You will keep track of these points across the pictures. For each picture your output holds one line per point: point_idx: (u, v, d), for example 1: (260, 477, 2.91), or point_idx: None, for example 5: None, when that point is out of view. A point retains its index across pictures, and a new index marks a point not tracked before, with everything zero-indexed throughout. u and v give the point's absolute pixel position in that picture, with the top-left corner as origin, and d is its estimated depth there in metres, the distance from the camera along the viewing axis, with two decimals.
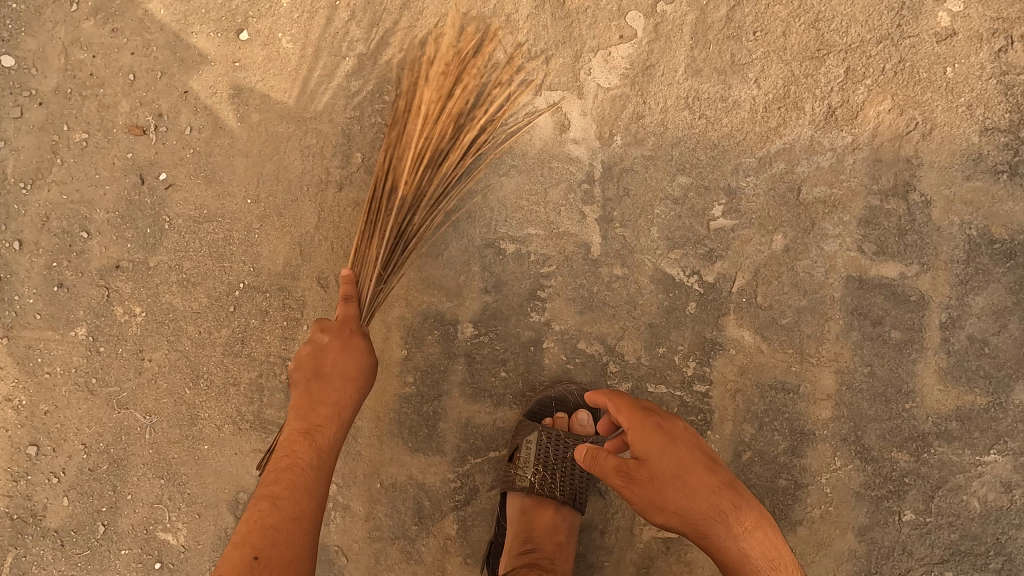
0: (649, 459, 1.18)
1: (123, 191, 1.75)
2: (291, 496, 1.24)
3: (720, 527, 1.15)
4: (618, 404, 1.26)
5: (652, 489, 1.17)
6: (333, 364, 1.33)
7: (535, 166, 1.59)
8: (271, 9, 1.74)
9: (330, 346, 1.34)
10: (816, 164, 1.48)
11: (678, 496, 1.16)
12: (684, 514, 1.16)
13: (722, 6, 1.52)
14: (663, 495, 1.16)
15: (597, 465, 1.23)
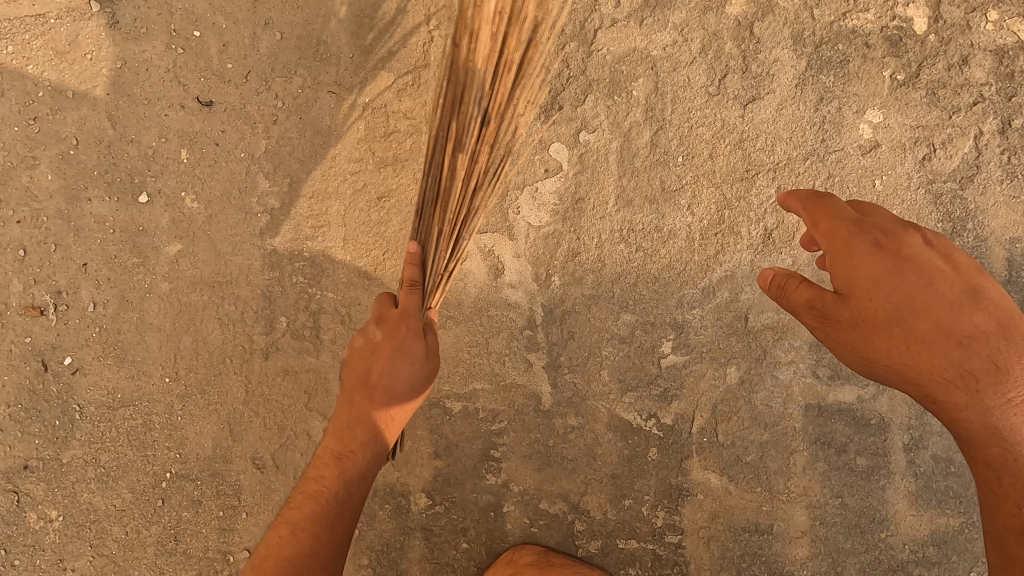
0: (859, 302, 1.06)
1: (22, 383, 1.60)
2: (312, 524, 1.26)
3: (935, 295, 1.05)
4: (814, 216, 1.13)
5: (864, 320, 1.07)
6: (380, 373, 1.30)
7: (473, 315, 1.50)
8: (169, 167, 1.60)
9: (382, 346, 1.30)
10: (760, 290, 1.43)
11: (912, 315, 1.05)
12: (909, 292, 1.05)
13: (645, 131, 1.48)
14: (882, 331, 1.06)
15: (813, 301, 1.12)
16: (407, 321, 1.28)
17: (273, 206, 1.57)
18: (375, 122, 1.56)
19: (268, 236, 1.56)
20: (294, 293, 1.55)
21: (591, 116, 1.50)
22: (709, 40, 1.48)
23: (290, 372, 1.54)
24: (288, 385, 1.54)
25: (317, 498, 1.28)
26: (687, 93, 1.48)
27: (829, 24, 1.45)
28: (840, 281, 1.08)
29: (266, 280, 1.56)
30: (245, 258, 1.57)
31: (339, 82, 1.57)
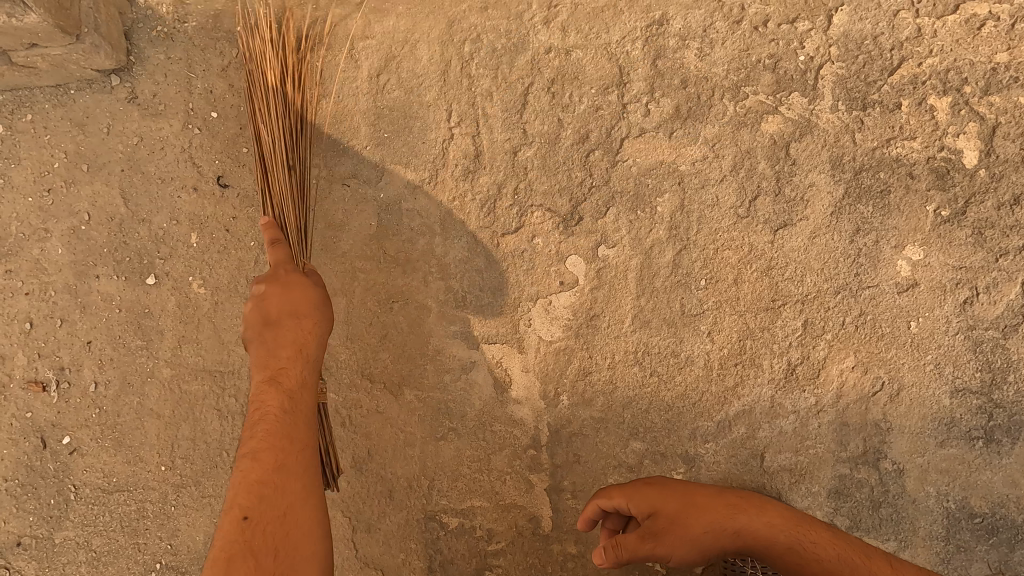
0: (660, 506, 1.19)
1: (20, 457, 1.59)
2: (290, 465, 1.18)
3: (761, 527, 1.15)
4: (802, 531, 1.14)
5: (676, 533, 1.16)
6: (279, 308, 1.30)
7: (476, 428, 1.45)
8: (180, 249, 1.59)
9: (291, 284, 1.32)
10: (779, 428, 1.36)
11: (699, 520, 1.17)
12: (705, 506, 1.18)
13: (668, 250, 1.42)
14: (687, 529, 1.16)
15: (619, 551, 1.15)
16: (288, 266, 1.35)
17: None
18: (388, 218, 1.52)
19: None
20: None
21: (612, 229, 1.44)
22: (740, 157, 1.42)
23: None
24: None
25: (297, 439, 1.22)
26: (714, 213, 1.42)
27: (870, 150, 1.37)
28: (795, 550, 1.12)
29: None
30: None
31: (355, 175, 1.54)
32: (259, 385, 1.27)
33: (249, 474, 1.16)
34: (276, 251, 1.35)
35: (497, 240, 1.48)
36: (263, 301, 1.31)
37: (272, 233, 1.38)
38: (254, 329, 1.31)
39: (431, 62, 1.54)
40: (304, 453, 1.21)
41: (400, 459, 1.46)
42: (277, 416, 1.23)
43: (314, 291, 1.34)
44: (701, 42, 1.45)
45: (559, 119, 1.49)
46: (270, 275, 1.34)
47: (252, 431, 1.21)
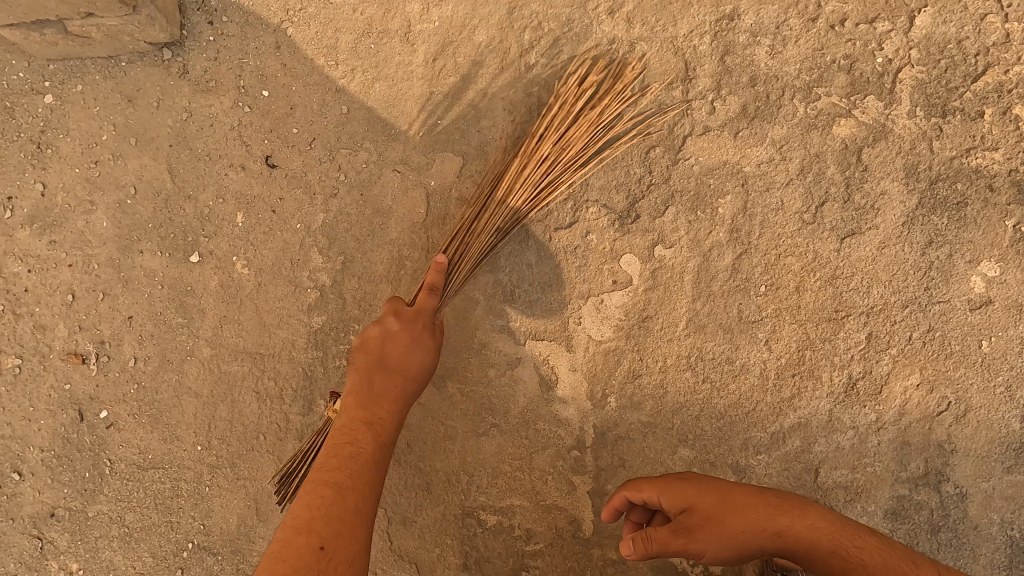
0: (695, 501, 1.08)
1: (58, 429, 1.59)
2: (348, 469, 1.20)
3: (804, 531, 1.03)
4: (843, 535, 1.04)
5: (714, 530, 1.04)
6: (396, 356, 1.31)
7: (519, 426, 1.41)
8: (225, 228, 1.56)
9: (399, 333, 1.31)
10: (835, 443, 1.31)
11: (739, 518, 1.05)
12: (745, 505, 1.06)
13: (727, 254, 1.37)
14: (726, 527, 1.04)
15: (651, 546, 1.04)
16: (427, 313, 1.33)
17: (325, 282, 1.51)
18: (439, 206, 1.49)
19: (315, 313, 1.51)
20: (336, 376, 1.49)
21: (670, 229, 1.40)
22: (809, 160, 1.36)
23: None
24: None
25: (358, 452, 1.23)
26: (778, 217, 1.36)
27: (947, 159, 1.32)
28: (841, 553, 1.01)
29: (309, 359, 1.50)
30: (290, 332, 1.51)
31: (407, 162, 1.51)
32: (353, 417, 1.27)
33: (321, 505, 1.15)
34: (435, 275, 1.33)
35: (550, 234, 1.44)
36: (392, 340, 1.31)
37: (434, 277, 1.33)
38: (364, 366, 1.32)
39: (490, 48, 1.50)
40: (364, 511, 1.17)
41: (440, 452, 1.44)
42: (363, 457, 1.23)
43: (433, 341, 1.33)
44: (773, 40, 1.40)
45: (619, 112, 1.44)
46: (395, 309, 1.35)
47: (337, 463, 1.21)
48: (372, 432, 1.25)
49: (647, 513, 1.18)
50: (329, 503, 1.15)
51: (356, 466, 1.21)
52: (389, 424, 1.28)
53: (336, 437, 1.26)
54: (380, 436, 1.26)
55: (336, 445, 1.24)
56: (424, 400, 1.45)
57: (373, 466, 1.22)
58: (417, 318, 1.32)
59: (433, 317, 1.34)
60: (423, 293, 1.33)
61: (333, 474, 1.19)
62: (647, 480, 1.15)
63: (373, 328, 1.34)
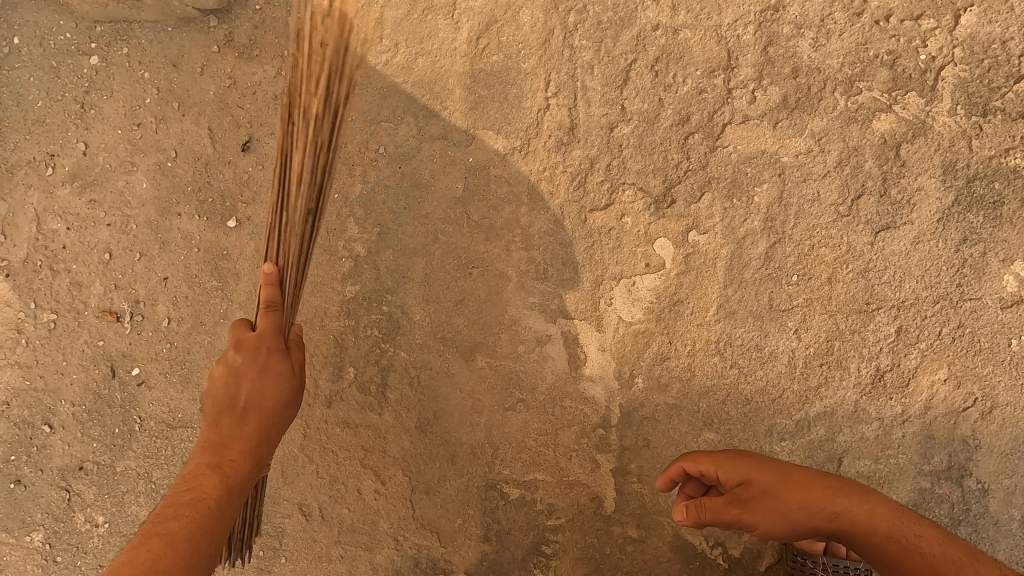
0: (753, 476, 1.09)
1: (89, 384, 1.62)
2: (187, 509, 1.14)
3: (863, 513, 1.04)
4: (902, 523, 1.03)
5: (769, 505, 1.05)
6: (246, 393, 1.25)
7: (546, 402, 1.43)
8: (263, 195, 1.59)
9: (242, 367, 1.26)
10: (860, 433, 1.33)
11: (795, 495, 1.05)
12: (804, 483, 1.07)
13: (761, 242, 1.39)
14: (781, 503, 1.05)
15: (703, 514, 1.07)
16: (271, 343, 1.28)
17: (359, 253, 1.53)
18: (475, 182, 1.51)
19: (349, 282, 1.53)
20: (366, 346, 1.51)
21: (705, 215, 1.41)
22: (847, 153, 1.38)
23: (350, 423, 1.50)
24: (346, 437, 1.50)
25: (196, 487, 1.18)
26: (813, 208, 1.38)
27: (986, 158, 1.33)
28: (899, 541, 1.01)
29: (341, 327, 1.53)
30: (323, 300, 1.54)
31: (446, 137, 1.53)
32: (199, 463, 1.22)
33: (149, 557, 1.04)
34: (269, 290, 1.27)
35: (585, 215, 1.46)
36: (235, 377, 1.26)
37: (269, 291, 1.27)
38: (215, 404, 1.26)
39: (534, 28, 1.51)
40: (181, 540, 1.09)
41: (466, 424, 1.46)
42: (205, 504, 1.16)
43: (288, 367, 1.28)
44: (817, 32, 1.41)
45: (659, 98, 1.46)
46: (240, 338, 1.28)
47: (172, 512, 1.12)
48: (218, 478, 1.19)
49: (702, 487, 1.20)
50: (161, 553, 1.05)
51: (199, 510, 1.14)
52: (243, 472, 1.23)
53: (179, 487, 1.18)
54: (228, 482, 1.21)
55: (180, 494, 1.16)
56: (453, 373, 1.47)
57: (217, 515, 1.16)
58: (260, 342, 1.27)
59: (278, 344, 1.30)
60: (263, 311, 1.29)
61: (166, 524, 1.10)
62: (705, 453, 1.17)
63: (219, 365, 1.28)
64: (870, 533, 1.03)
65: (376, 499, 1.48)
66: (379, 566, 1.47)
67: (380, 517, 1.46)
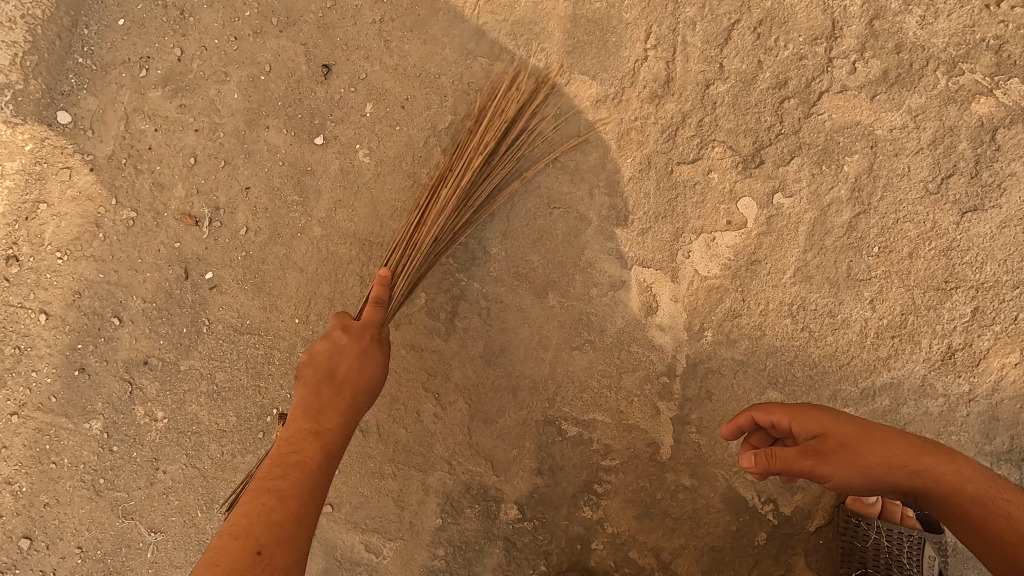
0: (830, 429, 1.10)
1: (162, 283, 1.65)
2: (282, 482, 1.14)
3: (947, 473, 1.06)
4: (984, 485, 1.06)
5: (849, 458, 1.06)
6: (347, 370, 1.27)
7: (613, 346, 1.46)
8: (352, 117, 1.61)
9: (349, 348, 1.28)
10: (924, 408, 1.36)
11: (876, 450, 1.07)
12: (886, 441, 1.08)
13: (846, 211, 1.41)
14: (863, 456, 1.06)
15: (775, 462, 1.07)
16: (376, 330, 1.32)
17: None
18: (565, 124, 1.53)
19: None
20: (439, 273, 1.54)
21: (792, 179, 1.43)
22: (942, 133, 1.39)
23: (415, 347, 1.53)
24: (409, 360, 1.53)
25: (292, 461, 1.18)
26: (902, 183, 1.40)
27: None
28: (982, 503, 1.05)
29: None
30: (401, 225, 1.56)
31: (541, 78, 1.55)
32: (299, 428, 1.22)
33: (260, 513, 1.08)
34: (381, 289, 1.34)
35: (672, 167, 1.48)
36: (339, 356, 1.28)
37: (380, 290, 1.34)
38: (315, 374, 1.27)
39: None
40: (303, 504, 1.12)
41: (531, 359, 1.48)
42: (308, 468, 1.18)
43: (383, 357, 1.31)
44: (925, 11, 1.41)
45: (759, 60, 1.47)
46: (344, 323, 1.33)
47: (278, 474, 1.15)
48: (318, 443, 1.20)
49: (766, 441, 1.21)
50: (274, 511, 1.09)
51: (300, 476, 1.15)
52: (339, 444, 1.24)
53: (282, 450, 1.20)
54: (329, 445, 1.22)
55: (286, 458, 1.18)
56: (523, 307, 1.50)
57: (319, 482, 1.17)
58: (365, 329, 1.30)
59: (380, 329, 1.33)
60: (369, 305, 1.33)
61: (273, 482, 1.13)
62: (777, 406, 1.17)
63: (324, 340, 1.31)
64: (953, 492, 1.05)
65: (435, 422, 1.51)
66: (430, 488, 1.49)
67: (436, 441, 1.49)
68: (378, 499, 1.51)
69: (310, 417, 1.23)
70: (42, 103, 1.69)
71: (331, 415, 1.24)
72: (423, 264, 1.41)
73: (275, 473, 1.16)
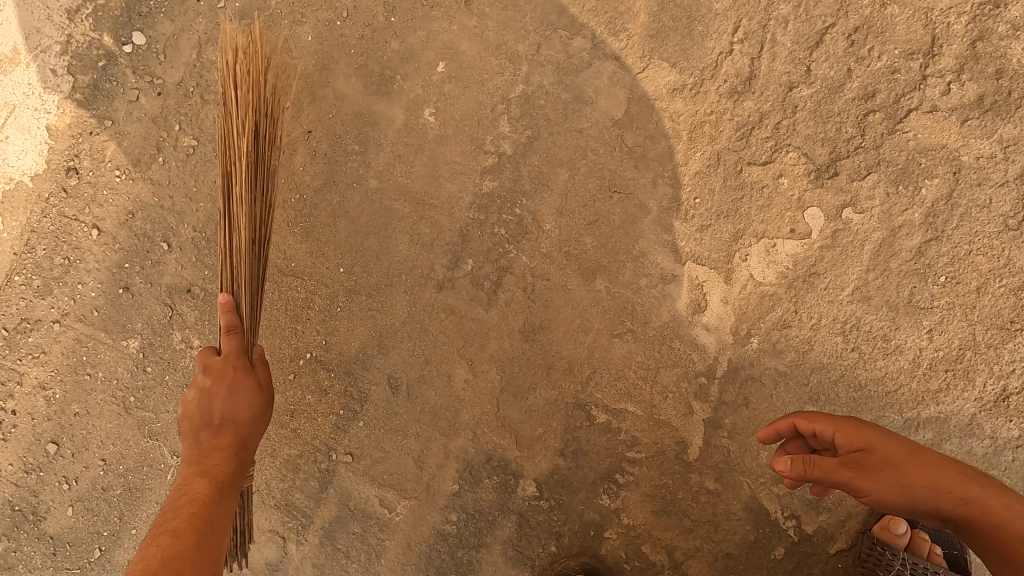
0: (875, 445, 1.07)
1: (214, 215, 1.67)
2: (178, 523, 1.17)
3: (993, 505, 1.02)
4: None
5: (892, 475, 1.03)
6: (222, 411, 1.28)
7: (655, 339, 1.44)
8: (424, 73, 1.60)
9: (214, 388, 1.29)
10: (968, 447, 1.34)
11: (922, 473, 1.03)
12: (934, 464, 1.04)
13: (917, 235, 1.36)
14: (907, 476, 1.03)
15: (812, 470, 1.05)
16: (238, 360, 1.33)
17: (506, 151, 1.54)
18: (639, 109, 1.50)
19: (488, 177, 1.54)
20: (490, 243, 1.53)
21: (866, 195, 1.39)
22: None
23: (455, 312, 1.52)
24: (448, 324, 1.52)
25: (184, 506, 1.19)
26: (981, 214, 1.35)
27: None
28: None
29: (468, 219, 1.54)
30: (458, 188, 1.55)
31: (620, 59, 1.51)
32: (186, 474, 1.25)
33: (157, 551, 1.12)
34: (229, 316, 1.33)
35: (743, 167, 1.44)
36: (208, 400, 1.29)
37: (227, 317, 1.33)
38: (191, 423, 1.29)
39: None
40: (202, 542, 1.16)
41: (570, 340, 1.47)
42: (203, 504, 1.20)
43: (256, 381, 1.32)
44: None
45: (849, 69, 1.41)
46: (209, 362, 1.34)
47: (172, 514, 1.19)
48: (206, 479, 1.23)
49: (806, 447, 1.19)
50: (171, 547, 1.13)
51: (193, 510, 1.19)
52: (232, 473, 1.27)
53: (175, 493, 1.22)
54: (219, 480, 1.25)
55: (176, 498, 1.21)
56: (569, 288, 1.48)
57: (214, 510, 1.21)
58: (226, 364, 1.31)
59: (244, 359, 1.34)
60: (224, 336, 1.32)
61: (169, 523, 1.17)
62: (821, 415, 1.15)
63: (195, 388, 1.32)
64: (998, 527, 1.00)
65: (464, 388, 1.50)
66: (452, 454, 1.49)
67: (464, 408, 1.49)
68: (399, 457, 1.51)
69: (195, 457, 1.26)
70: (120, 21, 1.70)
71: (215, 455, 1.27)
72: (252, 272, 1.39)
73: (167, 517, 1.18)
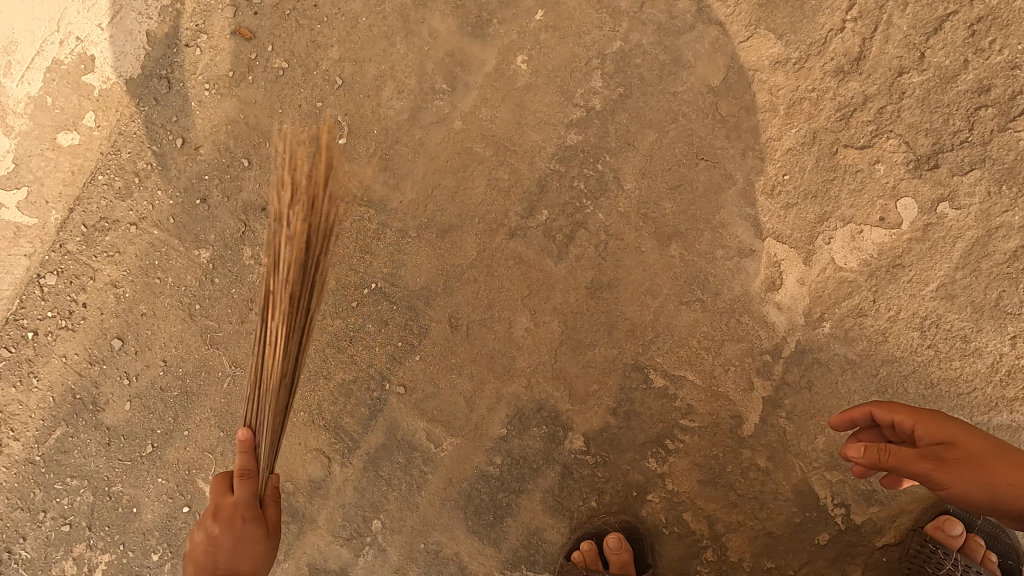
0: (959, 439, 1.05)
1: (296, 138, 1.69)
2: None
3: None
4: None
5: (976, 471, 1.00)
6: (225, 560, 1.28)
7: (723, 311, 1.43)
8: (522, 19, 1.58)
9: (219, 539, 1.27)
10: None
11: (1010, 471, 1.00)
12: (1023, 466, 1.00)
13: (1014, 239, 1.33)
14: (992, 473, 0.99)
15: (888, 458, 1.04)
16: (247, 509, 1.30)
17: (595, 106, 1.53)
18: (738, 79, 1.47)
19: (573, 129, 1.53)
20: (567, 196, 1.52)
21: (965, 192, 1.35)
22: None
23: (524, 261, 1.53)
24: (515, 272, 1.53)
25: None
26: None
27: None
28: None
29: (548, 169, 1.54)
30: (542, 138, 1.55)
31: (725, 25, 1.48)
32: None
33: None
34: (244, 459, 1.29)
35: (839, 149, 1.41)
36: (215, 548, 1.28)
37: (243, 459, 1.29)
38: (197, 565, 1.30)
39: None
40: None
41: (636, 302, 1.46)
42: None
43: (260, 530, 1.30)
44: None
45: (966, 59, 1.36)
46: (219, 501, 1.32)
47: None
48: None
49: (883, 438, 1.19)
50: None
51: None
52: None
53: None
54: None
55: None
56: (642, 250, 1.47)
57: None
58: (233, 514, 1.28)
59: (255, 506, 1.32)
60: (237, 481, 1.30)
61: None
62: (902, 406, 1.13)
63: (201, 530, 1.31)
64: None
65: (525, 336, 1.51)
66: (504, 399, 1.51)
67: (521, 355, 1.50)
68: (451, 395, 1.53)
69: None
70: None
71: None
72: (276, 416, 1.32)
73: None
